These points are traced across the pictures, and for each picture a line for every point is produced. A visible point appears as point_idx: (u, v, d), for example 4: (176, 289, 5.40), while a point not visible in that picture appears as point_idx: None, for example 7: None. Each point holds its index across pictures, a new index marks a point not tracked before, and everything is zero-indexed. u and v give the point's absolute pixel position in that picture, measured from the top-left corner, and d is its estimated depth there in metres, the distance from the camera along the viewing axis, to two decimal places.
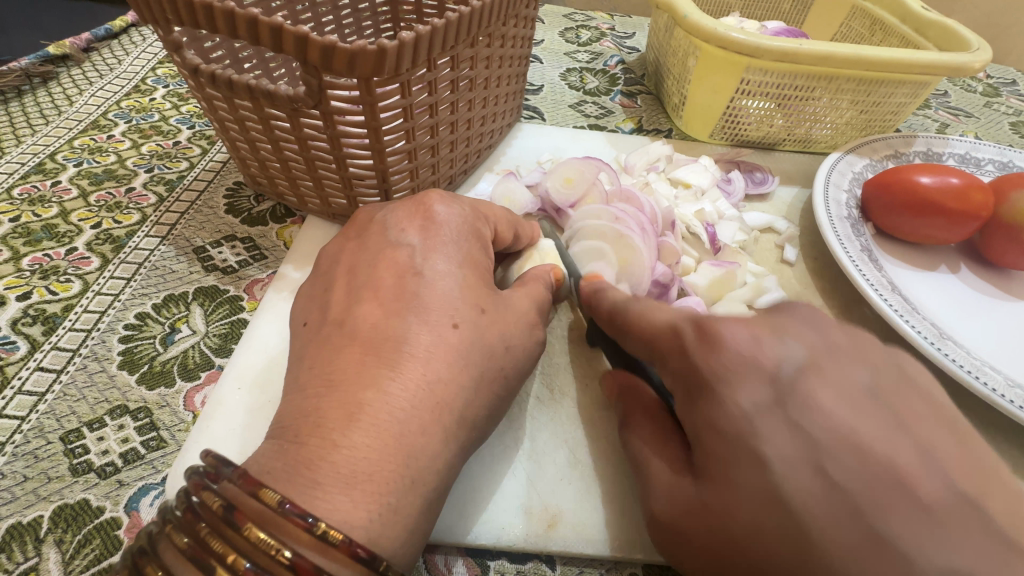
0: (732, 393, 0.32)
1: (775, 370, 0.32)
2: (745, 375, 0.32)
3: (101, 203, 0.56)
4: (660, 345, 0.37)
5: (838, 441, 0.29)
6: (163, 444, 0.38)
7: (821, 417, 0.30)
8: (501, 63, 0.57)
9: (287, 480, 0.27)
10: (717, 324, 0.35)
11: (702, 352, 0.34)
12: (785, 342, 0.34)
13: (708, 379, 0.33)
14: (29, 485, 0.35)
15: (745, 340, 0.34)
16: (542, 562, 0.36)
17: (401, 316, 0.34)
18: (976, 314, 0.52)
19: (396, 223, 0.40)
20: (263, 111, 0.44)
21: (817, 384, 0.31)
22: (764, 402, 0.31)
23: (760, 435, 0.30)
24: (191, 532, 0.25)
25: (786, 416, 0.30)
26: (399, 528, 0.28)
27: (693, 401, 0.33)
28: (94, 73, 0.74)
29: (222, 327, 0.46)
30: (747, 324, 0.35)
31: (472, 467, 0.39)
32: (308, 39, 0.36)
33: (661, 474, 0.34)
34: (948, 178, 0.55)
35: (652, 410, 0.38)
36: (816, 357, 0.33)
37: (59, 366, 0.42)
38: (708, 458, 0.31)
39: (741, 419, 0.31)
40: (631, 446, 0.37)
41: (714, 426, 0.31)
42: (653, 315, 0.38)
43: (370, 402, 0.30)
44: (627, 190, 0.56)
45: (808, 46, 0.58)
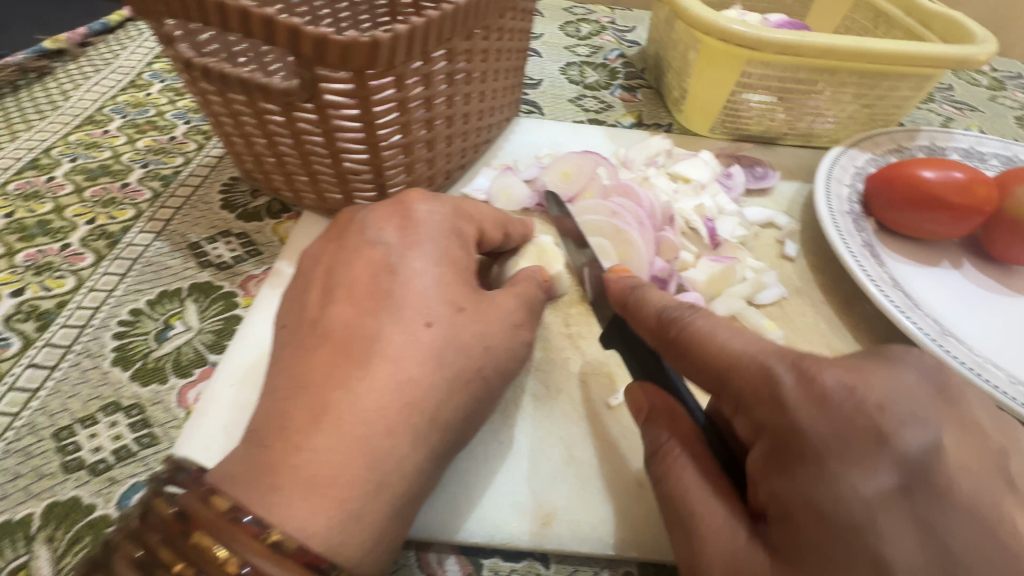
0: (848, 476, 0.25)
1: (907, 446, 0.25)
2: (866, 454, 0.25)
3: (96, 198, 0.55)
4: (743, 390, 0.30)
5: (972, 549, 0.23)
6: (156, 441, 0.38)
7: (953, 515, 0.24)
8: (499, 56, 0.56)
9: (248, 485, 0.27)
10: (828, 374, 0.27)
11: (811, 413, 0.27)
12: (922, 407, 0.26)
13: (817, 452, 0.26)
14: (21, 481, 0.35)
15: (866, 403, 0.26)
16: (536, 560, 0.35)
17: (374, 316, 0.33)
18: (979, 310, 0.52)
19: (374, 222, 0.39)
20: (257, 105, 0.44)
21: (949, 470, 0.25)
22: (886, 490, 0.25)
23: (878, 534, 0.24)
24: (144, 543, 0.26)
25: (912, 511, 0.24)
26: (366, 534, 0.27)
27: (786, 468, 0.27)
28: (90, 67, 0.73)
29: (217, 323, 0.46)
30: (862, 373, 0.27)
31: (459, 465, 0.39)
32: (300, 32, 0.35)
33: (721, 538, 0.29)
34: (952, 172, 0.55)
35: (691, 443, 0.34)
36: (954, 427, 0.26)
37: (53, 362, 0.41)
38: (798, 543, 0.26)
39: (855, 507, 0.25)
40: (670, 481, 0.33)
41: (816, 509, 0.26)
42: (729, 348, 0.31)
43: (337, 402, 0.29)
44: (627, 183, 0.54)
45: (810, 38, 0.57)
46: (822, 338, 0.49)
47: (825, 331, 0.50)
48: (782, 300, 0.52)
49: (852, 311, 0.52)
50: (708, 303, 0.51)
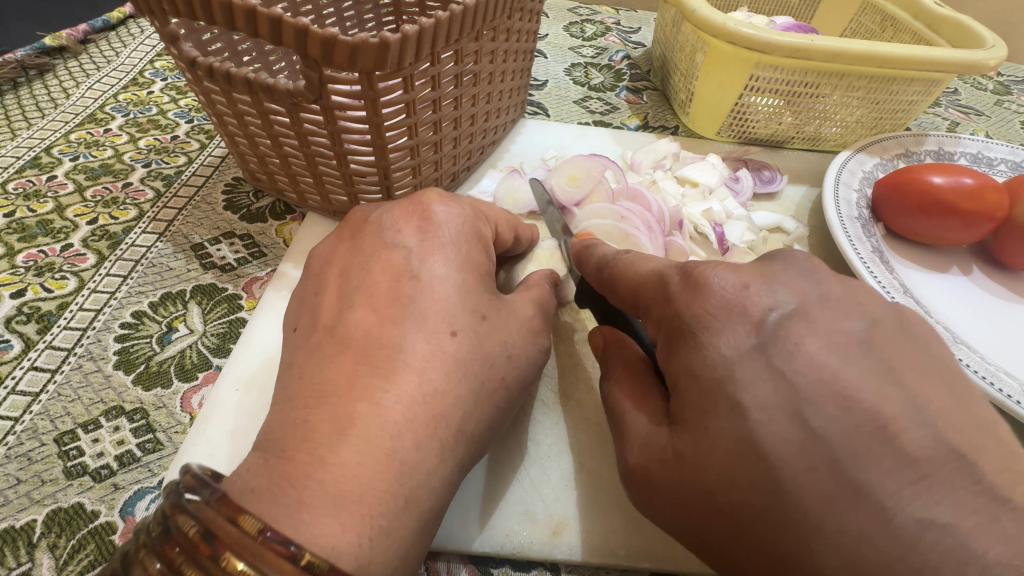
0: (712, 341, 0.30)
1: (765, 315, 0.30)
2: (727, 325, 0.30)
3: (98, 198, 0.55)
4: (646, 297, 0.35)
5: (818, 387, 0.27)
6: (159, 447, 0.38)
7: (803, 364, 0.28)
8: (506, 57, 0.56)
9: (268, 501, 0.26)
10: (705, 270, 0.32)
11: (686, 301, 0.32)
12: (779, 285, 0.31)
13: (689, 328, 0.31)
14: (22, 487, 0.35)
15: (732, 286, 0.31)
16: (546, 570, 0.35)
17: (396, 322, 0.33)
18: (990, 319, 0.51)
19: (393, 223, 0.39)
20: (262, 105, 0.43)
21: (803, 331, 0.29)
22: (746, 349, 0.29)
23: (738, 384, 0.28)
24: (165, 557, 0.24)
25: (767, 362, 0.28)
26: (393, 551, 0.27)
27: (675, 350, 0.32)
28: (91, 65, 0.72)
29: (220, 326, 0.45)
30: (739, 272, 0.32)
31: (475, 472, 0.38)
32: (308, 32, 0.34)
33: (637, 423, 0.34)
34: (962, 177, 0.54)
35: (634, 363, 0.38)
36: (814, 301, 0.30)
37: (53, 365, 0.41)
38: (683, 407, 0.30)
39: (720, 365, 0.29)
40: (613, 392, 0.37)
41: (692, 375, 0.30)
42: (642, 269, 0.36)
43: (362, 414, 0.29)
44: (635, 187, 0.55)
45: (820, 41, 0.57)
46: None
47: None
48: None
49: None
50: None
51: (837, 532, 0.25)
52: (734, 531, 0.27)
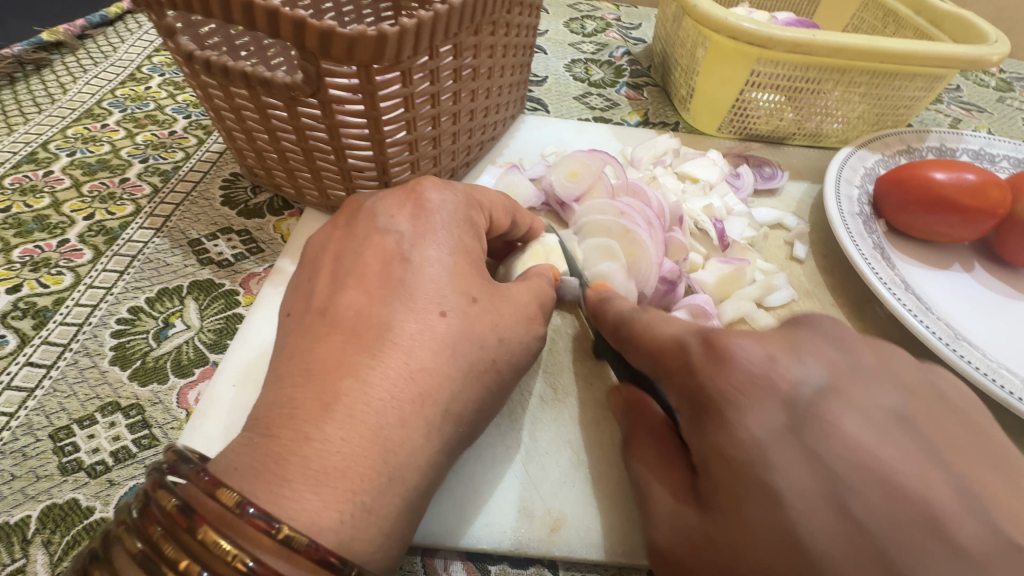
0: (742, 420, 0.30)
1: (796, 391, 0.30)
2: (756, 401, 0.30)
3: (94, 193, 0.54)
4: (666, 363, 0.35)
5: (858, 473, 0.27)
6: (155, 442, 0.37)
7: (838, 445, 0.28)
8: (506, 52, 0.55)
9: (251, 476, 0.25)
10: (729, 339, 0.33)
11: (709, 372, 0.32)
12: (808, 357, 0.32)
13: (717, 403, 0.31)
14: (17, 483, 0.34)
15: (760, 358, 0.31)
16: (545, 567, 0.35)
17: (385, 304, 0.33)
18: (990, 316, 0.51)
19: (386, 210, 0.38)
20: (259, 99, 0.43)
21: (838, 409, 0.29)
22: (777, 429, 0.29)
23: (774, 468, 0.28)
24: (144, 534, 0.23)
25: (802, 445, 0.28)
26: (377, 530, 0.27)
27: (701, 425, 0.31)
28: (88, 60, 0.72)
29: (217, 322, 0.45)
30: (764, 341, 0.33)
31: (467, 459, 0.39)
32: (305, 24, 0.34)
33: (663, 502, 0.32)
34: (964, 173, 0.54)
35: (657, 430, 0.37)
36: (840, 372, 0.31)
37: (49, 361, 0.41)
38: (713, 488, 0.29)
39: (750, 446, 0.29)
40: (636, 458, 0.36)
41: (722, 455, 0.29)
42: (661, 330, 0.36)
43: (347, 391, 0.28)
44: (635, 183, 0.54)
45: (822, 36, 0.56)
46: None
47: None
48: (791, 302, 0.52)
49: (863, 314, 0.51)
50: (718, 305, 0.50)
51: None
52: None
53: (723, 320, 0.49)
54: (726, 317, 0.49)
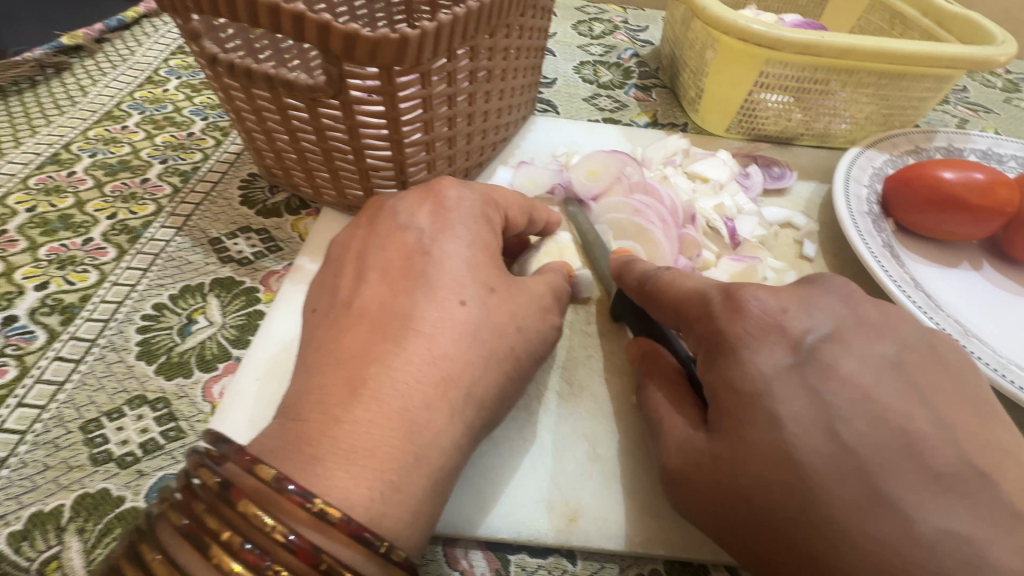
0: (755, 359, 0.32)
1: (802, 336, 0.33)
2: (768, 344, 0.33)
3: (117, 193, 0.55)
4: (683, 311, 0.37)
5: (854, 406, 0.30)
6: (182, 435, 0.38)
7: (838, 384, 0.31)
8: (518, 55, 0.56)
9: (286, 458, 0.27)
10: (747, 291, 0.35)
11: (728, 318, 0.34)
12: (816, 310, 0.35)
13: (732, 344, 0.33)
14: (50, 473, 0.35)
15: (773, 308, 0.34)
16: (563, 557, 0.35)
17: (407, 294, 0.34)
18: (999, 313, 0.51)
19: (408, 209, 0.39)
20: (281, 100, 0.44)
21: (838, 353, 0.33)
22: (785, 367, 0.32)
23: (779, 400, 0.31)
24: (189, 510, 0.24)
25: (805, 382, 0.31)
26: (406, 508, 0.27)
27: (714, 363, 0.34)
28: (107, 63, 0.73)
29: (239, 318, 0.46)
30: (777, 293, 0.36)
31: (485, 449, 0.39)
32: (330, 28, 0.35)
33: (674, 431, 0.35)
34: (973, 173, 0.55)
35: (668, 374, 0.39)
36: (844, 323, 0.34)
37: (78, 355, 0.42)
38: (722, 417, 0.32)
39: (758, 381, 0.32)
40: (648, 399, 0.38)
41: (732, 387, 0.32)
42: (683, 283, 0.38)
43: (373, 376, 0.30)
44: (650, 181, 0.54)
45: (830, 37, 0.57)
46: None
47: None
48: None
49: None
50: None
51: (865, 542, 0.27)
52: (767, 530, 0.29)
53: None
54: None
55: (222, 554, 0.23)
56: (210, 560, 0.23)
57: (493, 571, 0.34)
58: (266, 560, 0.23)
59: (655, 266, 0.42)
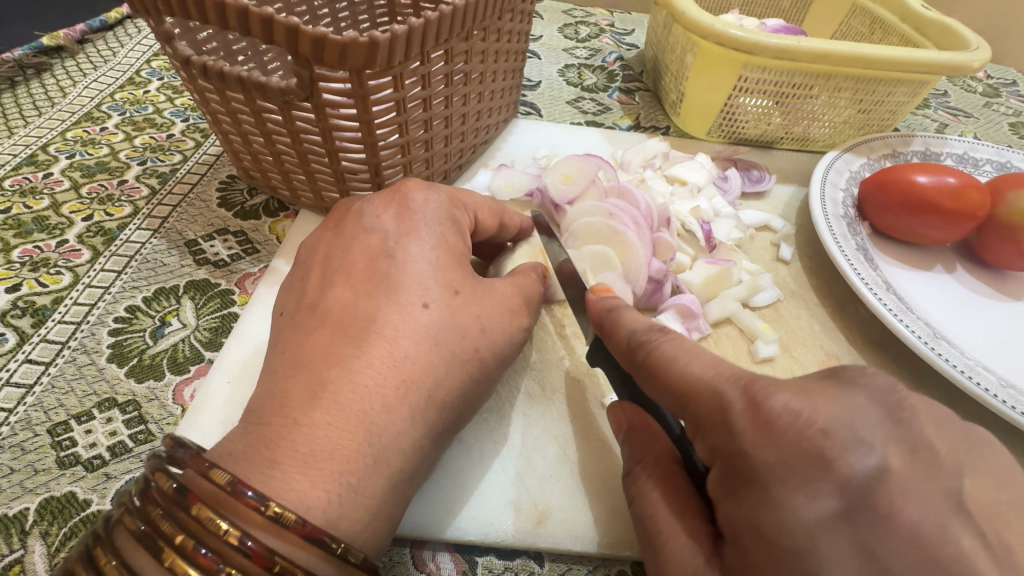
0: (793, 506, 0.24)
1: (853, 472, 0.24)
2: (808, 484, 0.24)
3: (93, 195, 0.55)
4: (695, 411, 0.29)
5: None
6: (151, 438, 0.38)
7: (901, 542, 0.22)
8: (497, 58, 0.56)
9: (244, 461, 0.27)
10: (775, 398, 0.26)
11: (754, 441, 0.25)
12: (868, 430, 0.24)
13: (759, 476, 0.25)
14: (16, 477, 0.35)
15: (814, 427, 0.24)
16: (530, 559, 0.35)
17: (372, 297, 0.34)
18: (970, 316, 0.52)
19: (374, 209, 0.39)
20: (255, 103, 0.44)
21: (899, 494, 0.23)
22: (829, 518, 0.23)
23: (819, 561, 0.23)
24: (144, 515, 0.24)
25: (854, 538, 0.23)
26: (364, 509, 0.27)
27: (736, 492, 0.26)
28: (88, 64, 0.73)
29: (213, 320, 0.46)
30: (815, 397, 0.25)
31: (456, 452, 0.40)
32: (298, 30, 0.35)
33: (679, 558, 0.29)
34: (945, 177, 0.55)
35: (664, 464, 0.34)
36: (904, 448, 0.24)
37: (48, 358, 0.41)
38: (745, 567, 0.25)
39: (798, 536, 0.24)
40: (641, 498, 0.33)
41: (760, 536, 0.25)
42: (688, 371, 0.29)
43: (334, 378, 0.30)
44: (624, 186, 0.55)
45: (806, 42, 0.58)
46: (816, 341, 0.50)
47: (820, 334, 0.50)
48: (776, 302, 0.53)
49: (845, 314, 0.52)
50: (704, 306, 0.51)
51: None
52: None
53: (708, 320, 0.50)
54: (710, 316, 0.50)
55: (176, 558, 0.23)
56: (163, 564, 0.23)
57: (459, 573, 0.34)
58: (220, 564, 0.23)
59: (645, 324, 0.34)
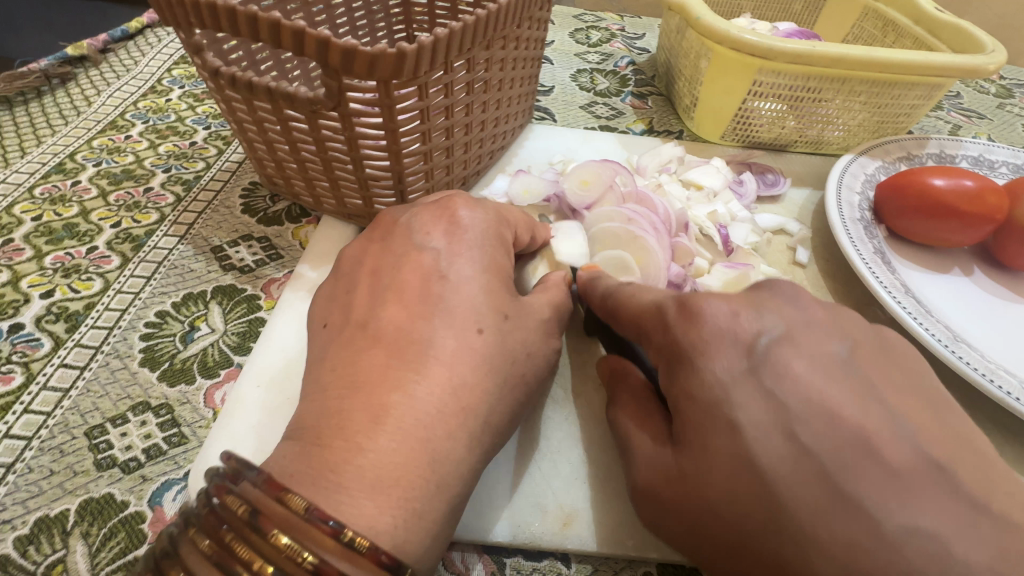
0: (709, 364, 0.33)
1: (753, 342, 0.34)
2: (720, 349, 0.33)
3: (120, 202, 0.56)
4: (647, 326, 0.38)
5: (805, 404, 0.31)
6: (185, 440, 0.39)
7: (788, 384, 0.31)
8: (515, 65, 0.57)
9: (311, 485, 0.27)
10: (700, 301, 0.36)
11: (686, 329, 0.35)
12: (764, 317, 0.35)
13: (688, 352, 0.34)
14: (55, 478, 0.36)
15: (725, 315, 0.35)
16: (557, 560, 0.36)
17: (427, 319, 0.34)
18: (988, 317, 0.52)
19: (421, 226, 0.40)
20: (281, 112, 0.45)
21: (788, 354, 0.33)
22: (739, 373, 0.32)
23: (735, 404, 0.31)
24: (215, 535, 0.26)
25: (760, 385, 0.32)
26: (425, 532, 0.28)
27: (675, 372, 0.35)
28: (111, 73, 0.75)
29: (240, 325, 0.47)
30: (730, 303, 0.36)
31: (493, 461, 0.40)
32: (329, 43, 0.36)
33: (642, 446, 0.35)
34: (963, 180, 0.55)
35: (636, 389, 0.40)
36: (793, 328, 0.35)
37: (82, 363, 0.42)
38: (685, 427, 0.33)
39: (715, 387, 0.32)
40: (617, 417, 0.39)
41: (690, 395, 0.33)
42: (644, 301, 0.40)
43: (396, 404, 0.30)
44: (642, 192, 0.56)
45: (822, 47, 0.58)
46: None
47: None
48: None
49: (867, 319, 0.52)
50: None
51: (832, 540, 0.27)
52: (739, 547, 0.29)
53: None
54: None
55: None
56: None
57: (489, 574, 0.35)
58: None
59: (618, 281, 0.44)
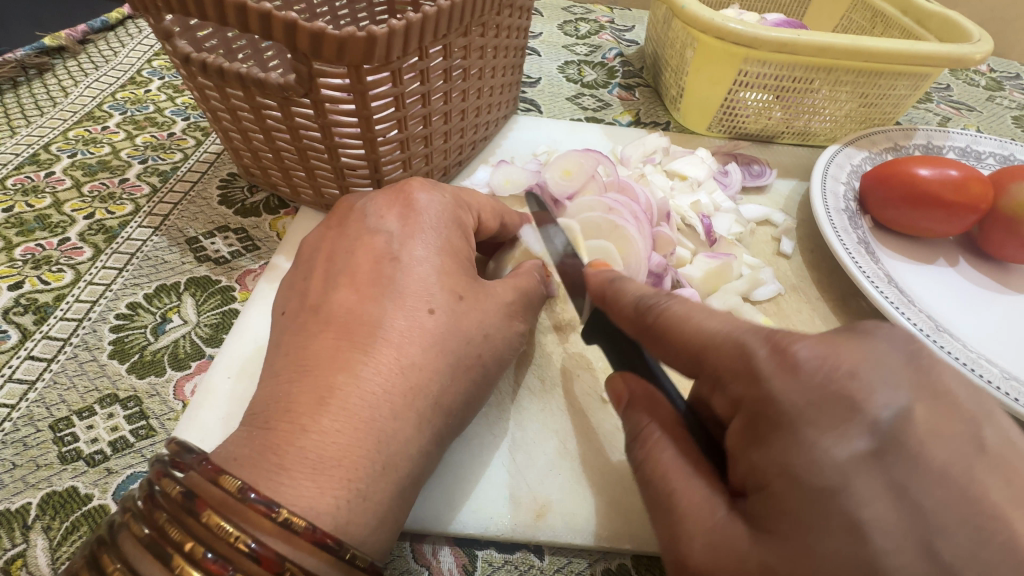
0: (821, 441, 0.23)
1: (880, 411, 0.23)
2: (838, 421, 0.23)
3: (94, 193, 0.55)
4: (714, 365, 0.28)
5: (955, 514, 0.21)
6: (152, 433, 0.38)
7: (931, 479, 0.22)
8: (496, 53, 0.56)
9: (250, 467, 0.27)
10: (800, 344, 0.26)
11: (782, 382, 0.25)
12: (893, 372, 0.24)
13: (788, 416, 0.24)
14: (18, 472, 0.35)
15: (839, 368, 0.25)
16: (530, 552, 0.35)
17: (378, 301, 0.34)
18: (973, 308, 0.52)
19: (376, 210, 0.39)
20: (254, 100, 0.44)
21: (927, 435, 0.23)
22: (861, 456, 0.23)
23: (854, 498, 0.22)
24: (150, 520, 0.25)
25: (887, 476, 0.22)
26: (371, 514, 0.28)
27: (763, 438, 0.25)
28: (89, 64, 0.73)
29: (213, 317, 0.46)
30: (837, 344, 0.25)
31: (457, 449, 0.40)
32: (296, 26, 0.35)
33: (696, 515, 0.27)
34: (948, 169, 0.55)
35: (673, 426, 0.32)
36: (929, 395, 0.24)
37: (50, 355, 0.42)
38: (773, 512, 0.24)
39: (830, 473, 0.23)
40: (650, 463, 0.31)
41: (790, 474, 0.24)
42: (703, 329, 0.29)
43: (342, 385, 0.30)
44: (624, 181, 0.55)
45: (807, 35, 0.57)
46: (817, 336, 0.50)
47: (820, 327, 0.50)
48: (778, 296, 0.53)
49: (847, 308, 0.52)
50: (705, 299, 0.52)
51: None
52: None
53: None
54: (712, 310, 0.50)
55: (184, 564, 0.23)
56: (173, 570, 0.23)
57: (460, 567, 0.34)
58: (230, 568, 0.23)
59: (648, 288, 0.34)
